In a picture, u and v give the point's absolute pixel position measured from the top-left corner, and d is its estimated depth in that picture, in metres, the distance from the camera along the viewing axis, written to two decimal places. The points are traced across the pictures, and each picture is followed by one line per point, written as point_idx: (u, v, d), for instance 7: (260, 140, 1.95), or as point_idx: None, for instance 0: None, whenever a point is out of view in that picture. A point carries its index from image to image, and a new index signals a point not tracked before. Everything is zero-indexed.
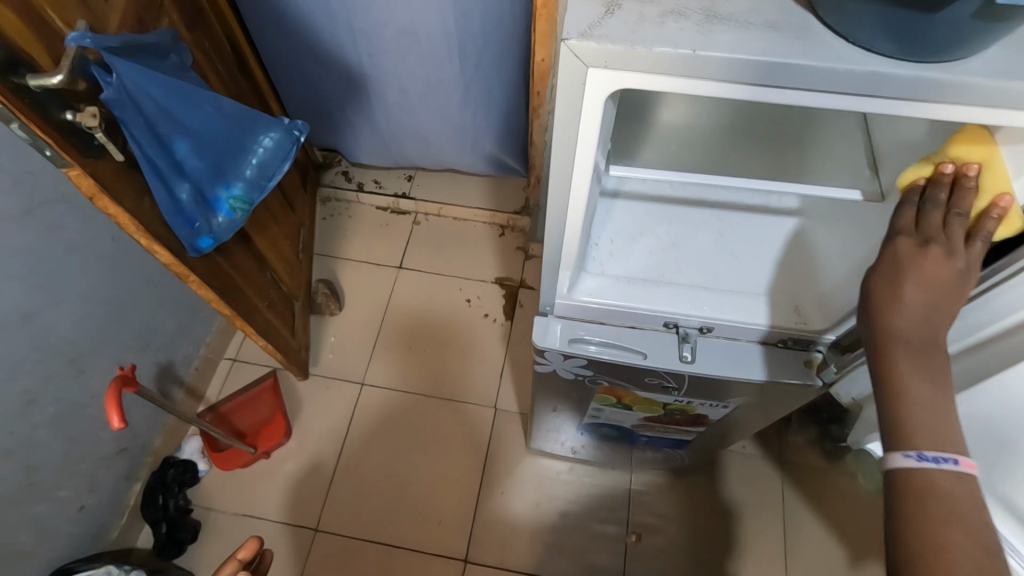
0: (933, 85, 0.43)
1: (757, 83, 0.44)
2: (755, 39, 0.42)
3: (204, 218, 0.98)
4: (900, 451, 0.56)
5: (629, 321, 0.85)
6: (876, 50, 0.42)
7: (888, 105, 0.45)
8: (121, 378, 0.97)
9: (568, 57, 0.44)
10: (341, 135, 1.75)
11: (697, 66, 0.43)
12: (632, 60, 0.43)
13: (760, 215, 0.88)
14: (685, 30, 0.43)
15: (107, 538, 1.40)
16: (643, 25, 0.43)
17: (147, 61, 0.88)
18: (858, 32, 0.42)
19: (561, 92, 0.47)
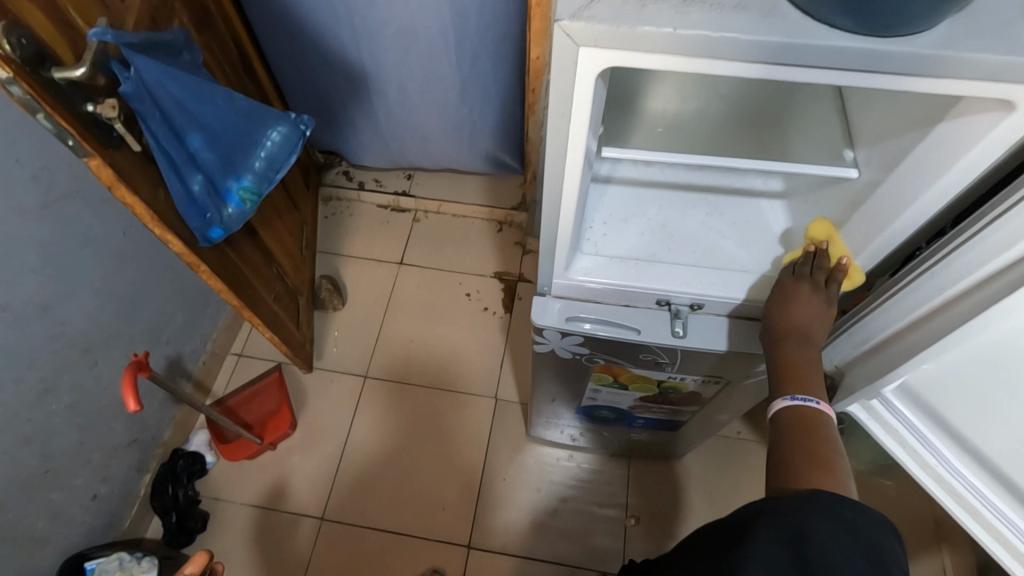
0: (889, 58, 0.47)
1: (723, 58, 0.49)
2: (728, 20, 0.47)
3: (216, 209, 1.03)
4: (782, 396, 0.72)
5: (623, 299, 0.89)
6: (836, 25, 0.46)
7: (849, 77, 0.50)
8: (135, 364, 1.01)
9: (560, 38, 0.48)
10: (342, 135, 1.79)
11: (677, 43, 0.47)
12: (616, 39, 0.48)
13: (746, 198, 0.94)
14: (667, 10, 0.47)
15: (119, 527, 1.43)
16: (627, 6, 0.47)
17: (163, 57, 0.92)
18: (817, 8, 0.46)
19: (554, 72, 0.52)
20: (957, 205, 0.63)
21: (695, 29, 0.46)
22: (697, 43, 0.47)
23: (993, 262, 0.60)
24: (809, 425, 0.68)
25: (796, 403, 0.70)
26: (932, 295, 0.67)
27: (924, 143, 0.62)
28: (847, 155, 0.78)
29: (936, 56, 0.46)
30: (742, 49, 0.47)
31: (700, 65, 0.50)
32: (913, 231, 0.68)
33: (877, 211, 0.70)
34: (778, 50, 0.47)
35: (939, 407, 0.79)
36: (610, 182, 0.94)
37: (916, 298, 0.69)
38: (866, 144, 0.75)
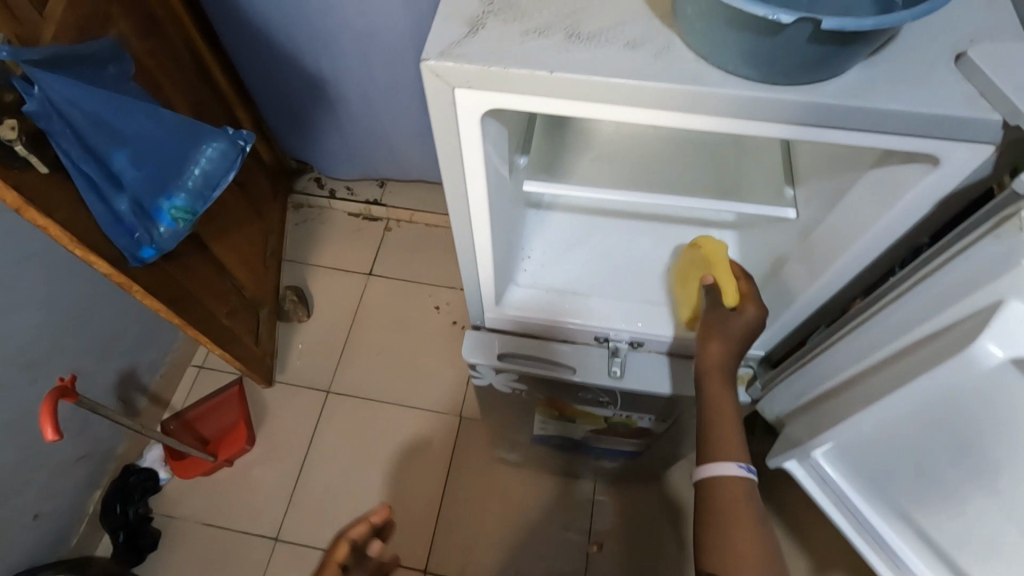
0: (784, 102, 0.46)
1: (756, 119, 0.47)
2: (617, 66, 0.44)
3: (145, 229, 0.98)
4: (737, 461, 0.70)
5: (561, 334, 0.85)
6: (738, 72, 0.45)
7: (856, 135, 0.48)
8: (60, 389, 0.97)
9: (432, 80, 0.45)
10: (308, 144, 1.73)
11: (560, 87, 0.44)
12: (492, 80, 0.44)
13: (698, 228, 0.88)
14: (547, 52, 0.44)
15: (67, 546, 1.39)
16: (505, 39, 0.44)
17: (81, 72, 0.88)
18: (715, 53, 0.44)
19: (432, 112, 0.47)
20: (914, 233, 0.58)
21: (724, 86, 0.45)
22: (746, 102, 0.45)
23: (922, 326, 0.55)
24: (743, 499, 0.69)
25: (737, 471, 0.69)
26: (869, 348, 0.62)
27: (860, 189, 0.60)
28: (788, 193, 0.75)
29: (850, 109, 0.45)
30: (781, 109, 0.46)
31: (729, 123, 0.48)
32: (860, 269, 0.63)
33: (816, 253, 0.67)
34: (831, 110, 0.45)
35: (883, 468, 0.72)
36: (553, 209, 0.90)
37: (855, 348, 0.65)
38: (809, 180, 0.71)
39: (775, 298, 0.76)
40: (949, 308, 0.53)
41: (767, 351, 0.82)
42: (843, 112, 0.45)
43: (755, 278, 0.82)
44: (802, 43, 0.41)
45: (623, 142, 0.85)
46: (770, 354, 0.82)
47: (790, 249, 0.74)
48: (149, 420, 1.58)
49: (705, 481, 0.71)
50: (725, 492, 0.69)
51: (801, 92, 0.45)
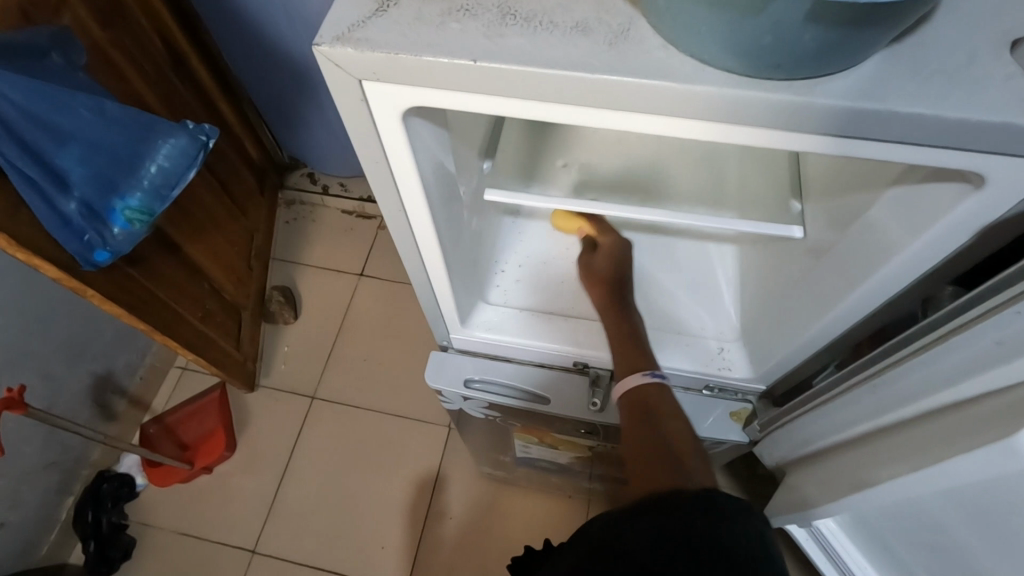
0: (763, 105, 0.39)
1: (792, 130, 0.41)
2: (555, 55, 0.39)
3: (96, 230, 0.91)
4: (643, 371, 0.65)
5: (537, 358, 0.76)
6: (722, 66, 0.38)
7: (902, 152, 0.41)
8: (4, 401, 0.91)
9: (330, 67, 0.41)
10: (297, 137, 1.64)
11: (482, 77, 0.40)
12: (399, 70, 0.40)
13: (695, 241, 0.82)
14: (464, 32, 0.39)
15: (36, 554, 1.34)
16: (419, 23, 0.40)
17: (17, 62, 0.81)
18: (687, 40, 0.38)
19: (337, 100, 0.43)
20: (938, 271, 0.49)
21: (757, 91, 0.38)
22: (784, 110, 0.39)
23: (974, 385, 0.46)
24: (658, 404, 0.63)
25: (647, 379, 0.64)
26: (891, 405, 0.54)
27: (878, 208, 0.50)
28: (794, 208, 0.66)
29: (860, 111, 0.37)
30: (817, 123, 0.39)
31: (765, 136, 0.42)
32: (876, 305, 0.54)
33: (823, 288, 0.58)
34: (869, 120, 0.38)
35: (891, 535, 0.67)
36: (530, 221, 0.83)
37: (870, 404, 0.56)
38: (816, 193, 0.63)
39: (779, 326, 0.65)
40: (1005, 364, 0.43)
41: (768, 387, 0.73)
42: (885, 127, 0.38)
43: (753, 306, 0.73)
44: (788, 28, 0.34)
45: (621, 149, 0.79)
46: (771, 389, 0.71)
47: (794, 274, 0.64)
48: (128, 423, 1.53)
49: (623, 401, 0.65)
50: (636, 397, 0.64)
51: (797, 91, 0.38)
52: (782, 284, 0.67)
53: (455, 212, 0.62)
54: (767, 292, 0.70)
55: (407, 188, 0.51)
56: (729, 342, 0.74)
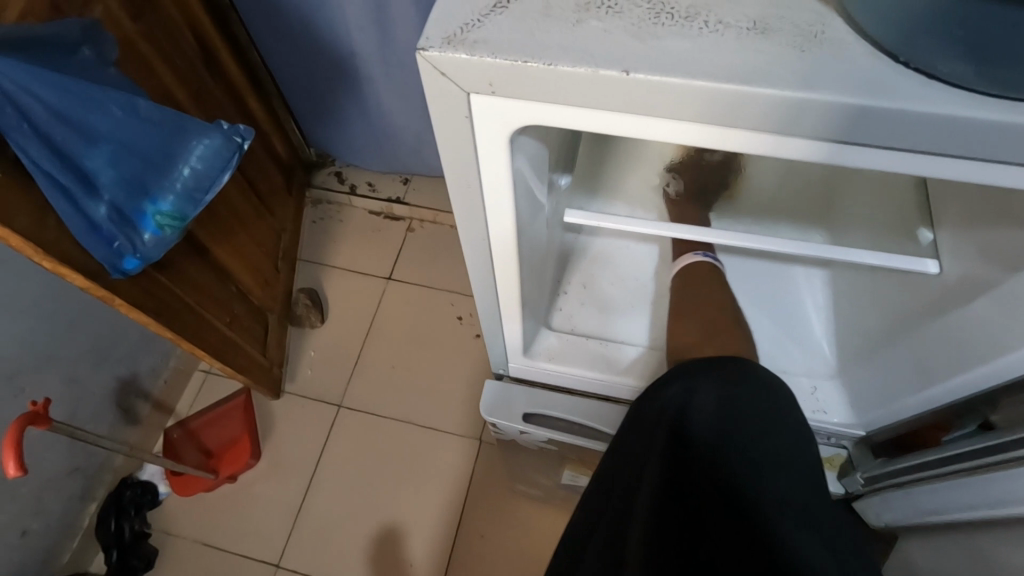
0: (806, 114, 0.41)
1: (784, 135, 0.43)
2: (708, 61, 0.39)
3: (125, 236, 0.85)
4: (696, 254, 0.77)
5: (602, 391, 0.76)
6: (943, 77, 0.39)
7: (915, 160, 0.44)
8: (28, 415, 0.86)
9: (434, 74, 0.41)
10: (327, 131, 1.59)
11: (621, 89, 0.40)
12: (522, 79, 0.40)
13: (783, 263, 0.82)
14: (609, 31, 0.40)
15: (57, 562, 1.31)
16: (547, 24, 0.40)
17: (46, 57, 0.75)
18: (888, 34, 0.39)
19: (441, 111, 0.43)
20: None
21: (766, 87, 0.39)
22: (783, 106, 0.40)
23: None
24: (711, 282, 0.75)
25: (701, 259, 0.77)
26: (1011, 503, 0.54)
27: None
28: (926, 238, 0.64)
29: None
30: (812, 123, 0.41)
31: (762, 140, 0.44)
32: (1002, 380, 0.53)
33: (973, 340, 0.55)
34: (868, 120, 0.40)
35: None
36: (597, 235, 0.82)
37: (991, 495, 0.56)
38: (954, 223, 0.60)
39: (898, 376, 0.64)
40: None
41: (868, 433, 0.71)
42: (897, 128, 0.40)
43: (856, 342, 0.72)
44: None
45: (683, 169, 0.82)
46: (870, 437, 0.70)
47: (924, 309, 0.62)
48: (150, 428, 1.49)
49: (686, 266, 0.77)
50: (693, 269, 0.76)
51: (969, 102, 0.39)
52: (897, 316, 0.66)
53: (522, 232, 0.55)
54: (873, 330, 0.69)
55: (493, 200, 0.50)
56: (818, 379, 0.74)
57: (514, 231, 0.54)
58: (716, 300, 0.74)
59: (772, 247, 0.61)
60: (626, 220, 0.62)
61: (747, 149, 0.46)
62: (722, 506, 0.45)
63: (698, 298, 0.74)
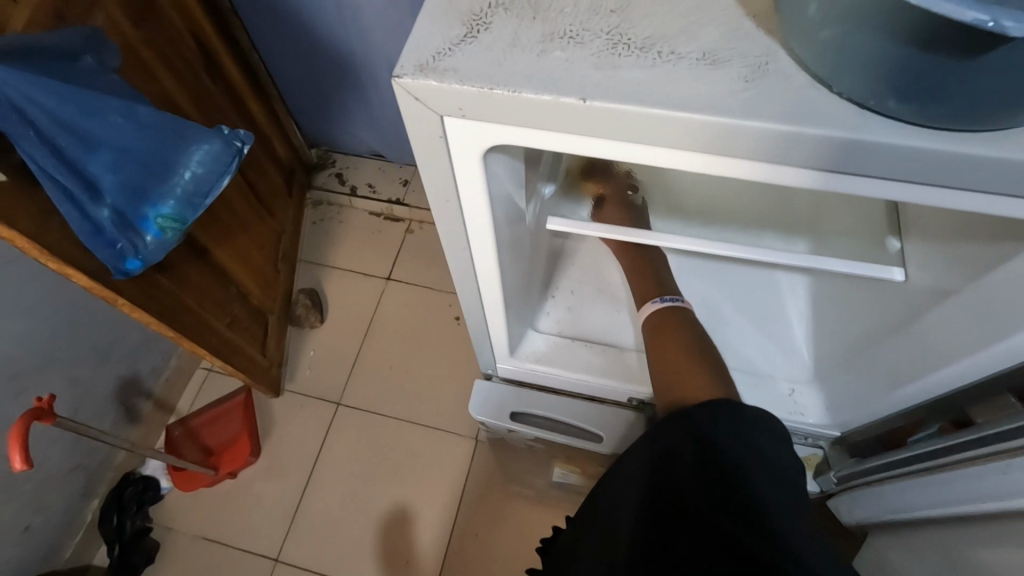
0: (802, 144, 0.42)
1: (784, 162, 0.45)
2: (673, 90, 0.42)
3: (127, 239, 0.87)
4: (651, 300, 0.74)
5: (588, 391, 0.79)
6: (885, 111, 0.41)
7: (904, 190, 0.45)
8: (33, 411, 0.89)
9: (409, 99, 0.43)
10: (332, 117, 1.66)
11: (584, 116, 0.43)
12: (489, 104, 0.42)
13: (764, 270, 0.84)
14: (570, 61, 0.42)
15: (60, 556, 1.34)
16: (515, 51, 0.43)
17: (49, 67, 0.77)
18: (843, 79, 0.40)
19: (422, 128, 0.45)
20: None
21: (763, 122, 0.41)
22: (775, 138, 0.42)
23: None
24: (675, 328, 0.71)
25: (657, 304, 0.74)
26: (985, 497, 0.53)
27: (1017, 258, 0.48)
28: (893, 246, 0.66)
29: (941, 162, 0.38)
30: (803, 154, 0.43)
31: (758, 167, 0.46)
32: (965, 382, 0.54)
33: (937, 349, 0.57)
34: (858, 151, 0.42)
35: None
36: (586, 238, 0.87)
37: (954, 491, 0.56)
38: (920, 233, 0.62)
39: (869, 382, 0.66)
40: None
41: (843, 433, 0.73)
42: (886, 160, 0.42)
43: (833, 351, 0.74)
44: None
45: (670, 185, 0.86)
46: (846, 438, 0.72)
47: (892, 321, 0.64)
48: (152, 426, 1.51)
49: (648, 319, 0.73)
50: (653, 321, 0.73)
51: (901, 132, 0.41)
52: (869, 320, 0.68)
53: (504, 239, 0.57)
54: (849, 335, 0.71)
55: (477, 210, 0.52)
56: (798, 382, 0.76)
57: (499, 239, 0.56)
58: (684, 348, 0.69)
59: (750, 254, 0.63)
60: (606, 229, 0.64)
61: (744, 175, 0.47)
62: (730, 516, 0.49)
63: (666, 346, 0.70)
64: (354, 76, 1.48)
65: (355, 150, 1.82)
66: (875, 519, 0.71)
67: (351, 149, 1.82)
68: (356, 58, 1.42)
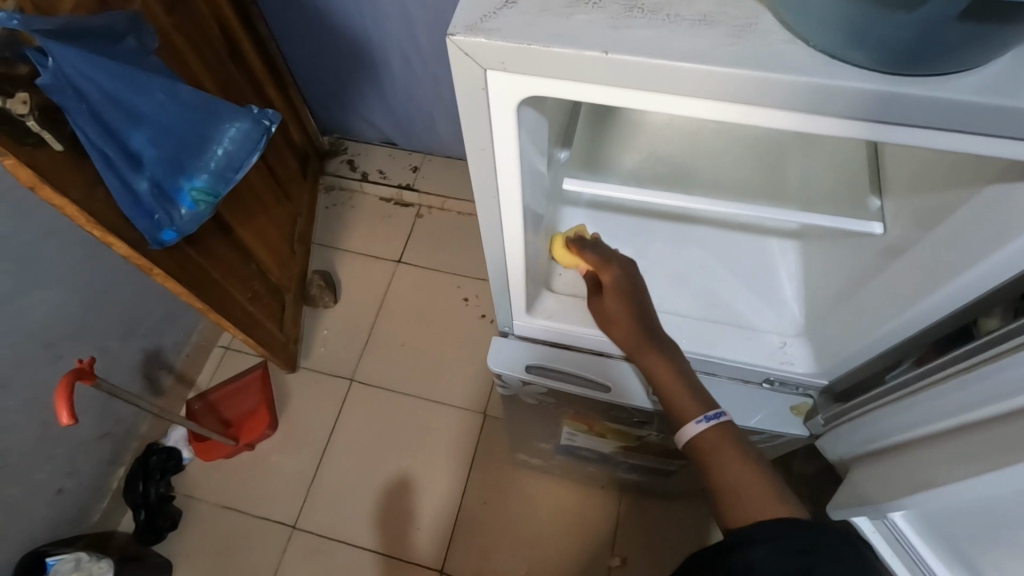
0: (812, 94, 0.44)
1: (819, 112, 0.46)
2: (678, 45, 0.44)
3: (165, 210, 0.94)
4: (692, 421, 0.70)
5: (597, 347, 0.85)
6: (854, 63, 0.43)
7: (923, 137, 0.46)
8: (76, 371, 0.95)
9: (461, 55, 0.47)
10: (348, 104, 1.71)
11: (608, 68, 0.45)
12: (526, 56, 0.46)
13: (758, 236, 0.90)
14: (593, 22, 0.46)
15: (89, 520, 1.40)
16: (542, 18, 0.46)
17: (96, 45, 0.83)
18: (822, 38, 0.43)
19: (464, 91, 0.50)
20: (997, 296, 0.55)
21: (796, 76, 0.43)
22: (802, 90, 0.44)
23: (1010, 400, 0.53)
24: (723, 448, 0.67)
25: (701, 425, 0.69)
26: (954, 410, 0.59)
27: (976, 204, 0.54)
28: (873, 204, 0.72)
29: (916, 98, 0.43)
30: (842, 106, 0.45)
31: (782, 117, 0.48)
32: (934, 318, 0.61)
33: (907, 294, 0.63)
34: (896, 104, 0.44)
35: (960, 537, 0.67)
36: (592, 207, 0.91)
37: (925, 411, 0.62)
38: (898, 192, 0.68)
39: (851, 325, 0.72)
40: None
41: (830, 382, 0.77)
42: (893, 112, 0.44)
43: (819, 306, 0.80)
44: (944, 20, 0.38)
45: (676, 146, 0.87)
46: (832, 387, 0.77)
47: (869, 269, 0.71)
48: (174, 399, 1.58)
49: (691, 443, 0.70)
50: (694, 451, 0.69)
51: (895, 83, 0.43)
52: (851, 272, 0.75)
53: (526, 198, 0.63)
54: (833, 291, 0.77)
55: (502, 170, 0.58)
56: (790, 337, 0.82)
57: (523, 199, 0.62)
58: (737, 472, 0.65)
59: (744, 212, 0.70)
60: (615, 190, 0.74)
61: (769, 125, 0.49)
62: None
63: (718, 474, 0.66)
64: (369, 64, 1.53)
65: (366, 137, 1.88)
66: (855, 453, 0.76)
67: (363, 136, 1.89)
68: (371, 46, 1.48)
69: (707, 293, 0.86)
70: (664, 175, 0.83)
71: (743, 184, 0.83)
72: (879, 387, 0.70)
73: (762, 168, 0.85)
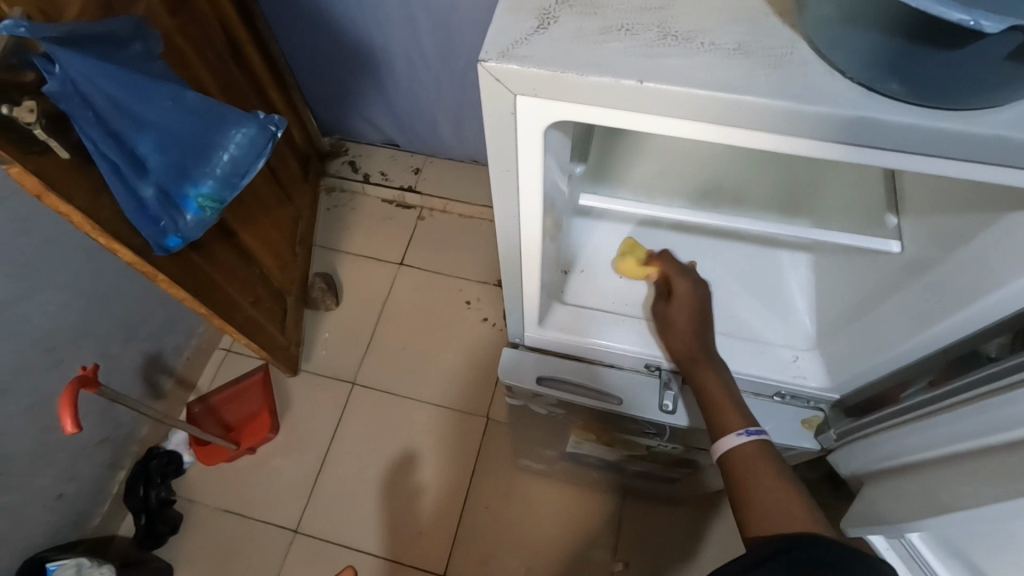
0: (834, 122, 0.44)
1: (789, 133, 0.46)
2: (701, 72, 0.44)
3: (170, 217, 0.93)
4: (733, 433, 0.71)
5: (607, 359, 0.85)
6: (890, 94, 0.43)
7: (941, 165, 0.46)
8: (80, 379, 0.94)
9: (490, 81, 0.47)
10: (351, 106, 1.70)
11: (638, 97, 0.45)
12: (559, 83, 0.46)
13: (770, 247, 0.91)
14: (623, 50, 0.45)
15: (89, 525, 1.39)
16: (572, 43, 0.46)
17: (103, 51, 0.82)
18: (853, 66, 0.43)
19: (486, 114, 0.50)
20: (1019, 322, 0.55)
21: (777, 99, 0.43)
22: (776, 113, 0.44)
23: None
24: (760, 464, 0.68)
25: (741, 440, 0.71)
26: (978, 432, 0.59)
27: (997, 229, 0.54)
28: (890, 222, 0.72)
29: (948, 130, 0.43)
30: (812, 129, 0.45)
31: (756, 138, 0.48)
32: (953, 339, 0.61)
33: (922, 315, 0.63)
34: (874, 130, 0.44)
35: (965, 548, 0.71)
36: (603, 219, 0.91)
37: (945, 430, 0.63)
38: (914, 211, 0.69)
39: (865, 344, 0.72)
40: None
41: (841, 397, 0.78)
42: (913, 142, 0.44)
43: (831, 319, 0.81)
44: (996, 57, 0.38)
45: (685, 159, 0.87)
46: (845, 401, 0.77)
47: (884, 286, 0.71)
48: (174, 403, 1.57)
49: (728, 455, 0.71)
50: (731, 465, 0.70)
51: (925, 115, 0.43)
52: (866, 289, 0.75)
53: (544, 212, 0.63)
54: (847, 307, 0.78)
55: (519, 188, 0.58)
56: (801, 351, 0.82)
57: (540, 215, 0.61)
58: (770, 488, 0.65)
59: (761, 229, 0.70)
60: (630, 207, 0.73)
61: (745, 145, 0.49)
62: None
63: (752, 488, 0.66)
64: (373, 67, 1.53)
65: (368, 139, 1.87)
66: (867, 467, 0.77)
67: (365, 138, 1.87)
68: (376, 49, 1.47)
69: (719, 305, 0.86)
70: (679, 188, 0.84)
71: (756, 199, 0.83)
72: (894, 405, 0.71)
73: (774, 182, 0.85)
